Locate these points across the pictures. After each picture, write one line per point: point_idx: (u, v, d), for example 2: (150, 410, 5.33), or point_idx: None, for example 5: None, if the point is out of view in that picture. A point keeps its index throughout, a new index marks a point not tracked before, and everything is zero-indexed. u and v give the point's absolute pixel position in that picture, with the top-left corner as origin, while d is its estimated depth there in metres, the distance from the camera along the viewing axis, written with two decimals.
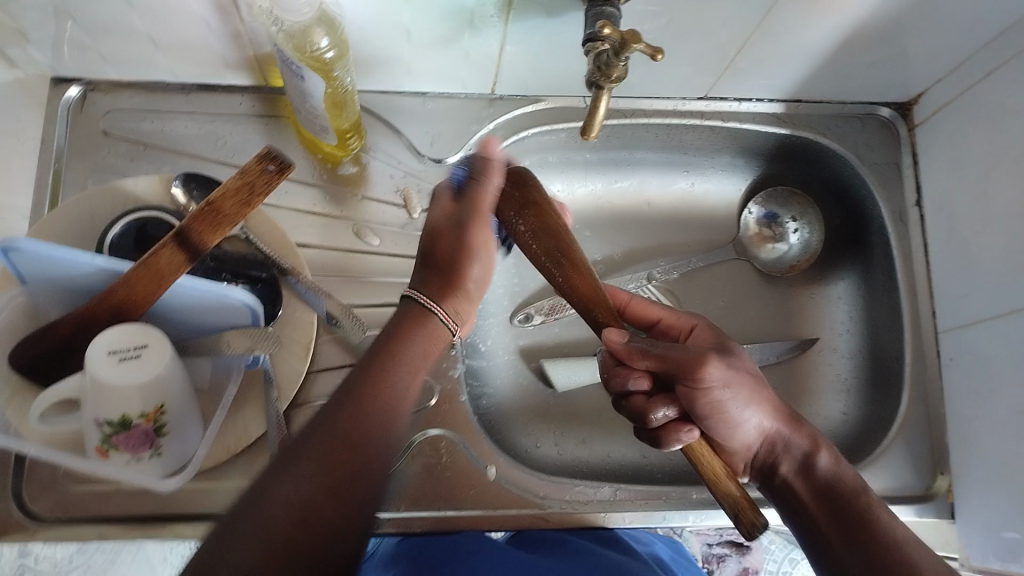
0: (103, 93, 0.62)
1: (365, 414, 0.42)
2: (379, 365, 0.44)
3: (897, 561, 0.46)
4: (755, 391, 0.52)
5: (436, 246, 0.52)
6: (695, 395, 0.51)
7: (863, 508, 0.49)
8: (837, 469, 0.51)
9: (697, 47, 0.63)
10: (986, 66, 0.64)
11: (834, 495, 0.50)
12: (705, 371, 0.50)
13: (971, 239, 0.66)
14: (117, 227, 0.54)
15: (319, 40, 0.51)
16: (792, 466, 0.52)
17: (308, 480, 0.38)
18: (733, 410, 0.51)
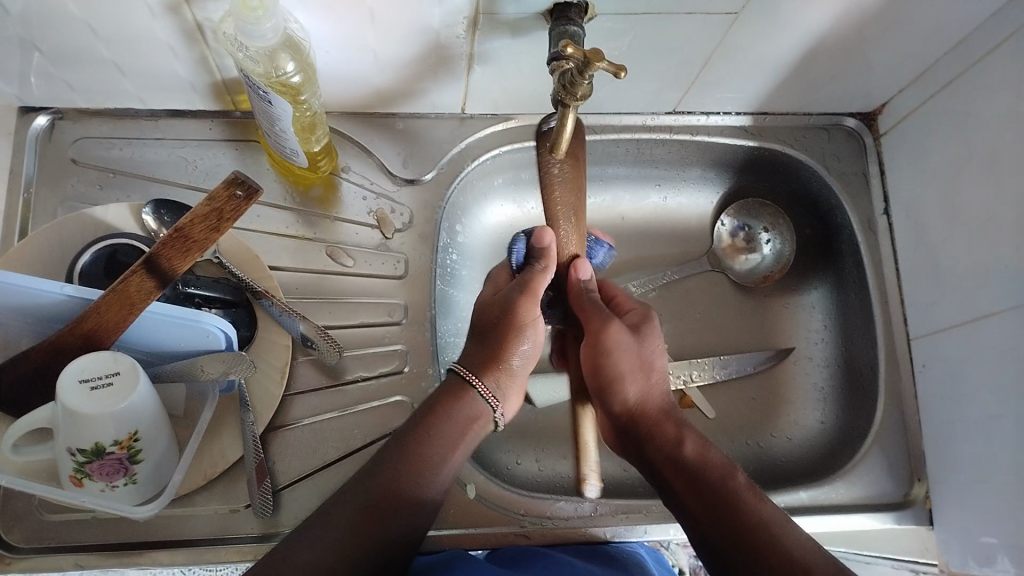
0: (72, 121, 0.63)
1: (391, 481, 0.48)
2: (424, 427, 0.52)
3: (760, 540, 0.47)
4: (643, 369, 0.56)
5: (490, 316, 0.57)
6: (595, 355, 0.56)
7: (728, 490, 0.50)
8: (704, 455, 0.53)
9: (662, 63, 0.64)
10: (947, 75, 0.65)
11: (702, 478, 0.51)
12: (608, 330, 0.56)
13: (938, 245, 0.67)
14: (88, 254, 0.54)
15: (285, 63, 0.52)
16: (665, 454, 0.53)
17: (342, 527, 0.46)
18: (622, 380, 0.55)
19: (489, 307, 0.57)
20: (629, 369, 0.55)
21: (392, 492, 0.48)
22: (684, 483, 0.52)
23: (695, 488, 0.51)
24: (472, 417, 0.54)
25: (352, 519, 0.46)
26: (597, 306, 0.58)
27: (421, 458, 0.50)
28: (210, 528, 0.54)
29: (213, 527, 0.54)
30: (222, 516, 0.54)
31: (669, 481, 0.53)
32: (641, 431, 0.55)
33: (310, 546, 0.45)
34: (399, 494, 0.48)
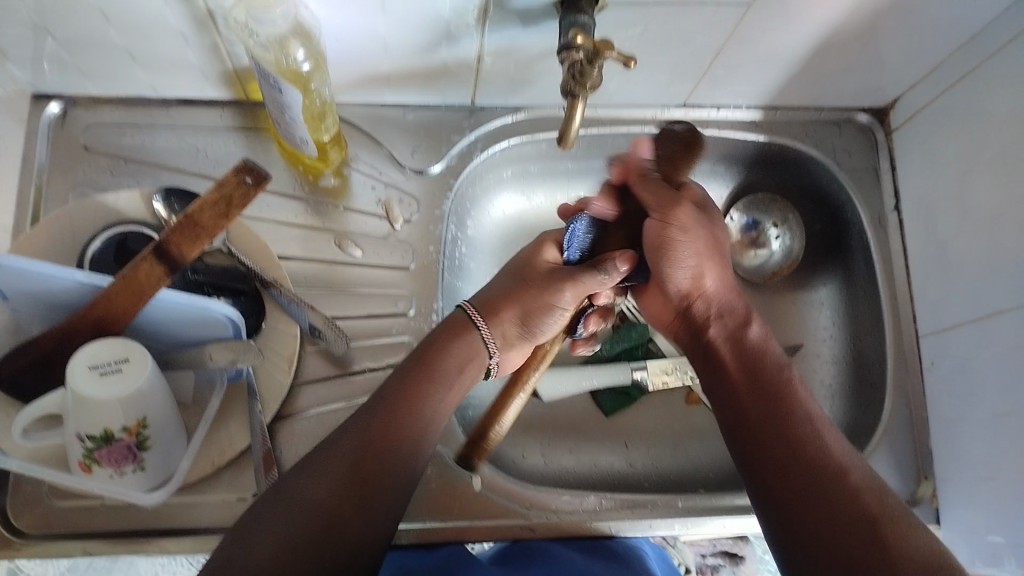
0: (84, 108, 0.62)
1: (368, 443, 0.47)
2: (402, 380, 0.52)
3: (808, 445, 0.49)
4: (711, 257, 0.59)
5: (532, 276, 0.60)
6: (656, 232, 0.57)
7: (784, 381, 0.54)
8: (766, 342, 0.57)
9: (673, 54, 0.63)
10: (959, 70, 0.65)
11: (754, 359, 0.56)
12: (682, 212, 0.56)
13: (948, 242, 0.67)
14: (98, 242, 0.55)
15: (295, 51, 0.52)
16: (723, 332, 0.58)
17: (331, 484, 0.45)
18: (681, 252, 0.58)
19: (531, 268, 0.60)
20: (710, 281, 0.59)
21: (380, 451, 0.47)
22: (738, 366, 0.56)
23: (751, 380, 0.54)
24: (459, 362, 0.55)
25: (337, 472, 0.46)
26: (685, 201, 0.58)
27: (413, 414, 0.50)
28: (216, 517, 0.54)
29: (219, 515, 0.54)
30: (229, 504, 0.54)
31: (722, 358, 0.58)
32: (698, 312, 0.60)
33: (300, 501, 0.44)
34: (389, 456, 0.47)
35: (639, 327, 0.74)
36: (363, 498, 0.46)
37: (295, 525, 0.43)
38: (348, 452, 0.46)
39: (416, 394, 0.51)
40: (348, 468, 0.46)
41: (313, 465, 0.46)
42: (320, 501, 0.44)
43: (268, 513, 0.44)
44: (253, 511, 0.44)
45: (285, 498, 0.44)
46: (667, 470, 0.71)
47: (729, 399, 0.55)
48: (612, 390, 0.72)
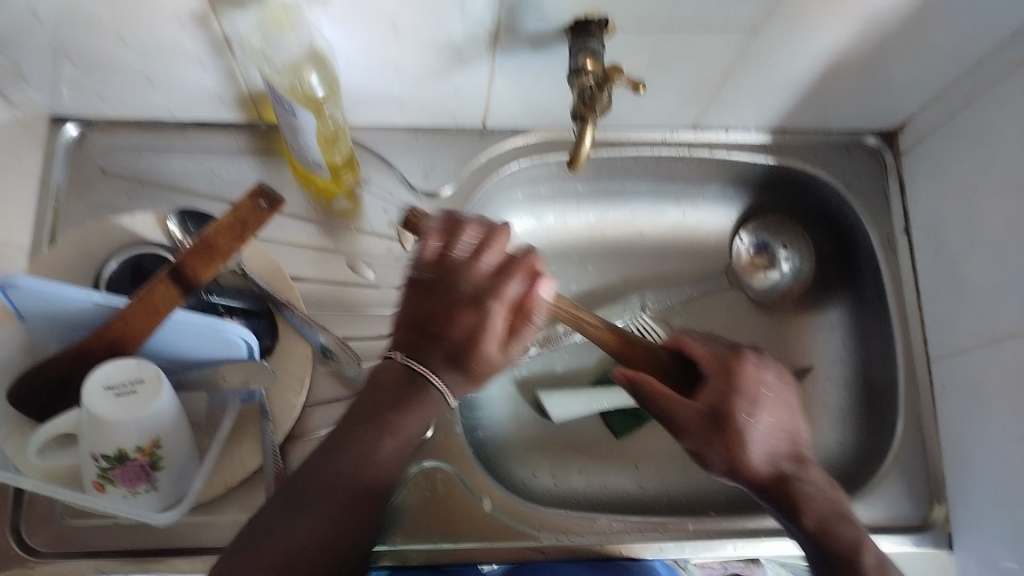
0: (101, 131, 0.64)
1: (347, 491, 0.46)
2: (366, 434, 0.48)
3: None
4: (757, 400, 0.55)
5: (437, 320, 0.49)
6: (712, 410, 0.54)
7: (858, 570, 0.49)
8: (840, 518, 0.52)
9: (682, 78, 0.64)
10: (967, 94, 0.65)
11: (840, 547, 0.50)
12: (739, 396, 0.54)
13: (958, 263, 0.67)
14: (115, 263, 0.55)
15: (309, 76, 0.53)
16: (813, 517, 0.52)
17: (297, 528, 0.45)
18: (747, 426, 0.53)
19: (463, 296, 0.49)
20: (759, 453, 0.53)
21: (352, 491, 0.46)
22: (826, 560, 0.51)
23: None
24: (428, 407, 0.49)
25: (315, 529, 0.45)
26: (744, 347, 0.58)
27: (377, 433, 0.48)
28: (227, 536, 0.54)
29: (230, 535, 0.54)
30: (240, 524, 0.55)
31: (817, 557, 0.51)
32: (793, 487, 0.52)
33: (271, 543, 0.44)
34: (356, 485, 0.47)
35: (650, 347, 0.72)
36: (330, 553, 0.45)
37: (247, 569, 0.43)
38: (335, 499, 0.46)
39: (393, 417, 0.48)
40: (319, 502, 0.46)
41: (283, 515, 0.45)
42: (310, 537, 0.45)
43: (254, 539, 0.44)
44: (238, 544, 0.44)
45: (264, 546, 0.44)
46: (677, 492, 0.71)
47: None
48: (621, 411, 0.72)
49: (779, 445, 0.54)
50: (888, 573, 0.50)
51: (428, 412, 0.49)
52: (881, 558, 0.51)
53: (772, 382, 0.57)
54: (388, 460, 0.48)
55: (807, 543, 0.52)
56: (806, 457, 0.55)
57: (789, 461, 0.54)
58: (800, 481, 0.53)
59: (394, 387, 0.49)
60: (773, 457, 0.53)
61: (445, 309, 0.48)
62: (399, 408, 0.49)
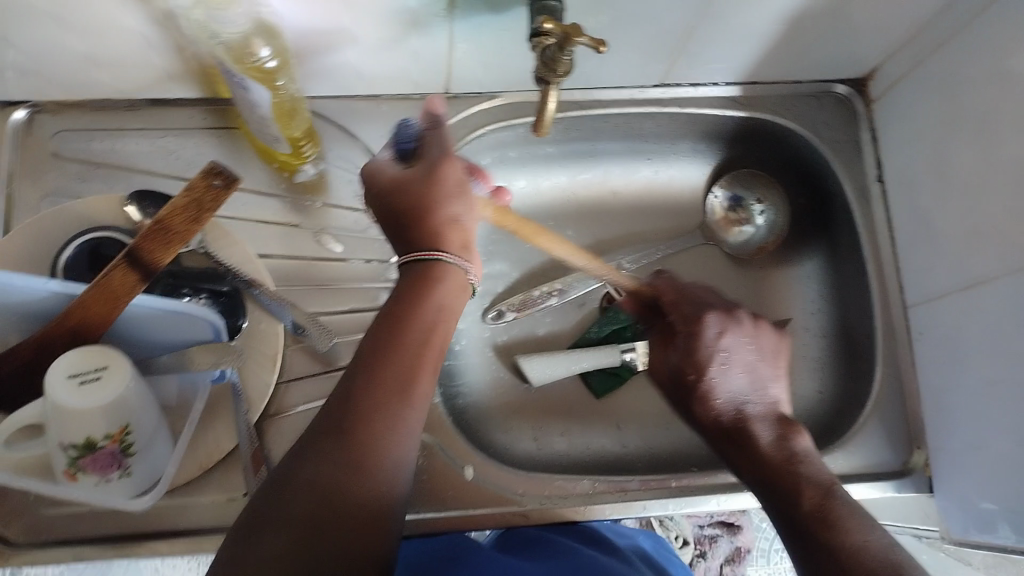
0: (52, 114, 0.62)
1: (362, 416, 0.43)
2: (389, 358, 0.45)
3: (799, 495, 0.48)
4: (728, 361, 0.56)
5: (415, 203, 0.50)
6: (680, 366, 0.57)
7: (804, 487, 0.48)
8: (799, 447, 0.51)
9: (646, 35, 0.63)
10: (937, 38, 0.64)
11: (785, 465, 0.50)
12: (705, 355, 0.56)
13: (932, 210, 0.66)
14: (70, 250, 0.54)
15: (259, 49, 0.51)
16: (774, 442, 0.51)
17: (307, 486, 0.40)
18: (703, 380, 0.55)
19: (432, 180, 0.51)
20: (710, 402, 0.55)
21: (364, 449, 0.42)
22: (763, 476, 0.50)
23: (785, 492, 0.48)
24: (449, 291, 0.49)
25: (345, 460, 0.41)
26: (721, 305, 0.59)
27: (411, 372, 0.45)
28: (205, 518, 0.54)
29: (209, 516, 0.54)
30: (219, 505, 0.55)
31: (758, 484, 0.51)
32: (746, 421, 0.53)
33: (293, 493, 0.40)
34: (375, 448, 0.42)
35: (628, 309, 0.73)
36: (358, 493, 0.41)
37: (264, 538, 0.38)
38: (349, 426, 0.42)
39: (408, 353, 0.46)
40: (345, 448, 0.42)
41: (304, 462, 0.41)
42: (319, 494, 0.40)
43: (267, 503, 0.40)
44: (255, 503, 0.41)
45: (285, 493, 0.40)
46: (660, 450, 0.71)
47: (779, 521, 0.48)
48: (601, 371, 0.72)
49: (735, 398, 0.54)
50: (830, 514, 0.46)
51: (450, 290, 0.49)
52: (825, 502, 0.47)
53: (735, 334, 0.57)
54: (409, 384, 0.45)
55: (754, 475, 0.51)
56: (773, 416, 0.53)
57: (741, 416, 0.54)
58: (754, 434, 0.52)
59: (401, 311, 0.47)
60: (723, 412, 0.54)
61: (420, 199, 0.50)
62: (407, 328, 0.46)
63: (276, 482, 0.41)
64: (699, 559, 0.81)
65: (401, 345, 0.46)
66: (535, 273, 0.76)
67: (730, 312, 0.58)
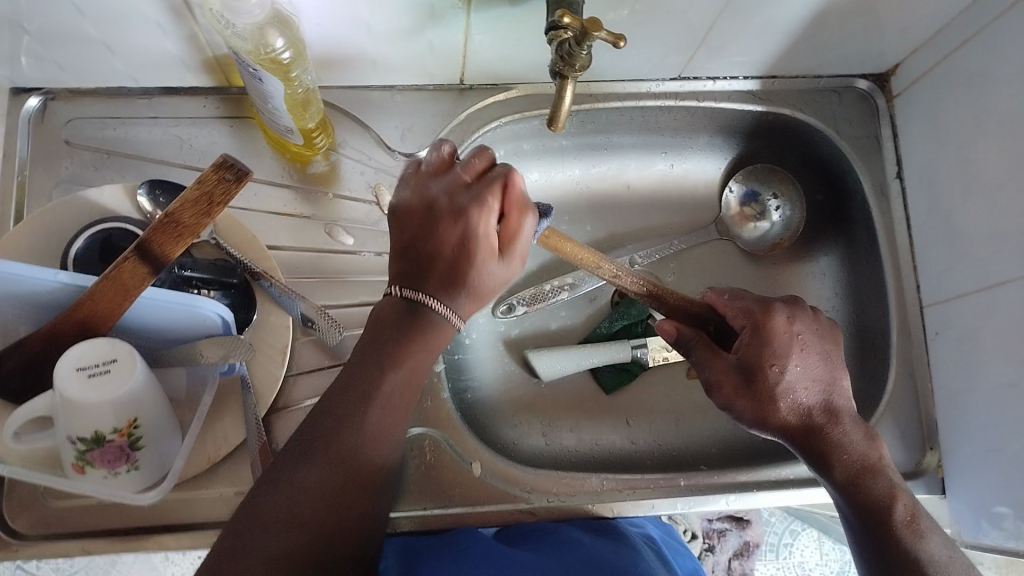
0: (64, 101, 0.61)
1: (366, 441, 0.45)
2: (369, 371, 0.46)
3: (885, 507, 0.50)
4: (802, 353, 0.54)
5: (427, 241, 0.48)
6: (754, 355, 0.53)
7: (888, 499, 0.50)
8: (871, 447, 0.52)
9: (665, 28, 0.61)
10: (962, 34, 0.63)
11: (867, 471, 0.51)
12: (784, 347, 0.53)
13: (952, 210, 0.65)
14: (82, 240, 0.54)
15: (274, 40, 0.50)
16: (854, 444, 0.52)
17: (308, 493, 0.43)
18: (784, 373, 0.53)
19: (482, 244, 0.47)
20: (789, 398, 0.52)
21: (354, 452, 0.44)
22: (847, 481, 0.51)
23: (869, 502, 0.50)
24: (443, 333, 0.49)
25: (340, 471, 0.44)
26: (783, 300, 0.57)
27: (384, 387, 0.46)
28: (214, 511, 0.54)
29: (218, 510, 0.54)
30: (228, 499, 0.55)
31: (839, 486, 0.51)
32: (824, 418, 0.52)
33: (297, 489, 0.42)
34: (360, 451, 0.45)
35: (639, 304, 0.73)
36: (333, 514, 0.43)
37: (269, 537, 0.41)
38: (347, 442, 0.44)
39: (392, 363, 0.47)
40: (339, 465, 0.44)
41: (314, 454, 0.43)
42: (313, 504, 0.42)
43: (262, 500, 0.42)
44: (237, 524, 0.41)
45: (272, 508, 0.42)
46: (670, 448, 0.71)
47: (861, 529, 0.50)
48: (611, 366, 0.71)
49: (813, 395, 0.53)
50: (919, 527, 0.49)
51: (438, 335, 0.48)
52: (914, 511, 0.50)
53: (804, 323, 0.55)
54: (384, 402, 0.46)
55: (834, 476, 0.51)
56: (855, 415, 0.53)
57: (827, 412, 0.53)
58: (836, 430, 0.52)
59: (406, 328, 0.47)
60: (799, 409, 0.52)
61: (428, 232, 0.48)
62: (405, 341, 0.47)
63: (255, 507, 0.42)
64: (708, 553, 0.79)
65: (385, 350, 0.47)
66: (547, 266, 0.75)
67: (794, 304, 0.57)
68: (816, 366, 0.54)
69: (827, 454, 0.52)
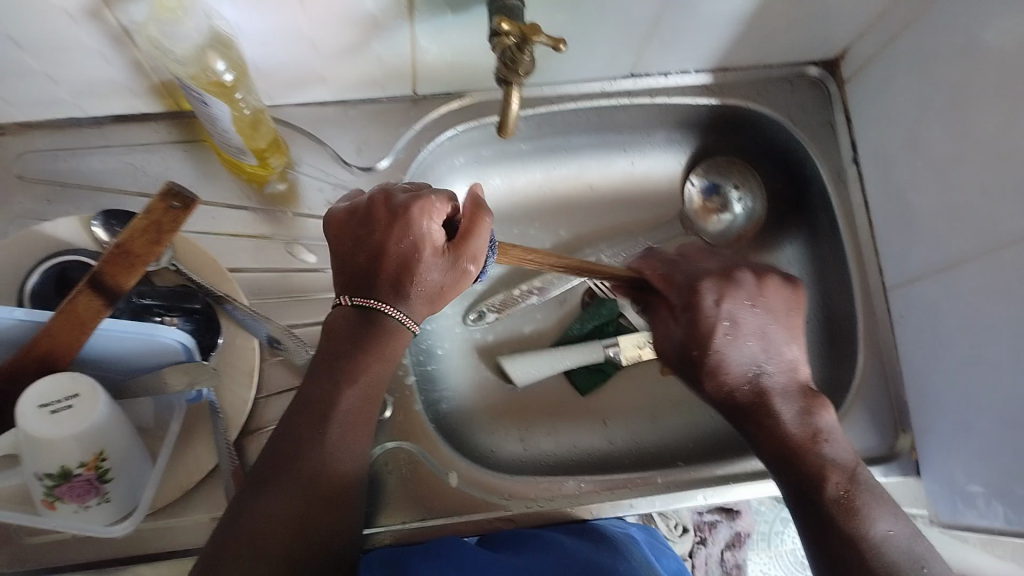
0: (14, 136, 0.61)
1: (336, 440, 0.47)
2: (330, 374, 0.48)
3: (819, 485, 0.50)
4: (739, 324, 0.57)
5: (371, 248, 0.49)
6: (688, 327, 0.58)
7: (822, 477, 0.50)
8: (805, 423, 0.53)
9: (610, 28, 0.62)
10: (905, 16, 0.63)
11: (800, 449, 0.52)
12: (714, 321, 0.57)
13: (909, 191, 0.66)
14: (36, 276, 0.54)
15: (215, 63, 0.50)
16: (787, 420, 0.53)
17: (284, 503, 0.45)
18: (716, 347, 0.56)
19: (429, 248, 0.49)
20: (728, 372, 0.56)
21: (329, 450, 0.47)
22: (779, 455, 0.53)
23: (807, 479, 0.51)
24: (395, 334, 0.49)
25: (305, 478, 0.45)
26: (718, 269, 0.60)
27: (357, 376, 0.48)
28: (190, 539, 0.54)
29: (194, 537, 0.54)
30: (203, 526, 0.54)
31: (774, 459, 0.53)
32: (756, 395, 0.55)
33: (257, 523, 0.44)
34: (336, 451, 0.47)
35: (608, 304, 0.74)
36: (313, 527, 0.45)
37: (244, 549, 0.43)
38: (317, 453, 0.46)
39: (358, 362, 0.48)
40: (306, 476, 0.45)
41: (275, 483, 0.45)
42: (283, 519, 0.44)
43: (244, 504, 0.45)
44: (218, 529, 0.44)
45: (245, 523, 0.44)
46: (647, 445, 0.71)
47: (797, 507, 0.51)
48: (585, 368, 0.72)
49: (755, 367, 0.56)
50: (857, 504, 0.49)
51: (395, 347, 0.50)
52: (849, 487, 0.50)
53: (737, 299, 0.58)
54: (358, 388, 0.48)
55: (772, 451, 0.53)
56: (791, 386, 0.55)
57: (758, 390, 0.55)
58: (772, 404, 0.54)
59: (371, 342, 0.49)
60: (737, 384, 0.56)
61: (376, 237, 0.49)
62: (364, 349, 0.49)
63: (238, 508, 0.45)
64: (699, 545, 0.78)
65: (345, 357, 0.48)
66: (514, 271, 0.76)
67: (732, 269, 0.60)
68: (749, 335, 0.57)
69: (764, 430, 0.53)
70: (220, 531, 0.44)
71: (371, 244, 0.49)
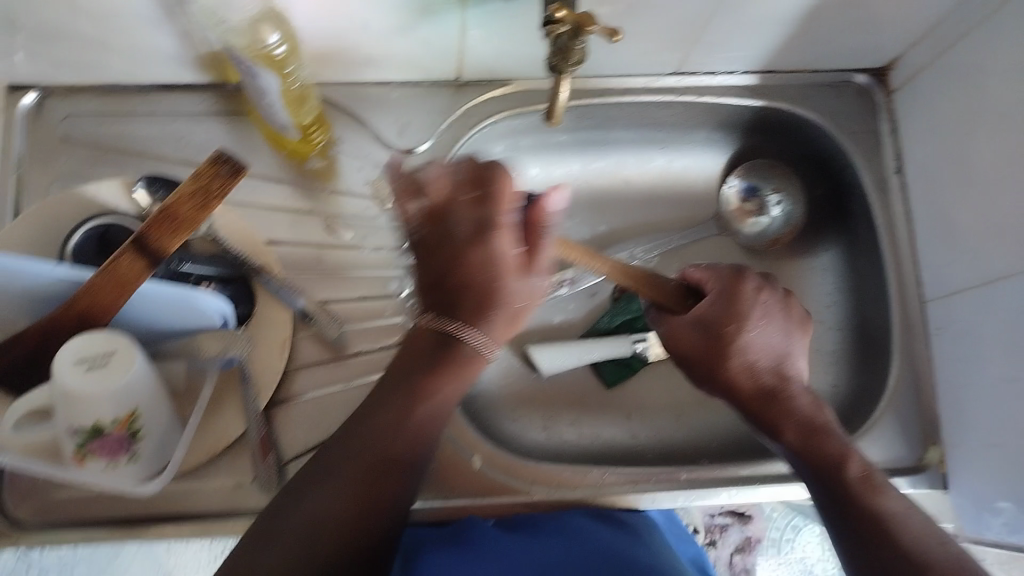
0: (60, 98, 0.62)
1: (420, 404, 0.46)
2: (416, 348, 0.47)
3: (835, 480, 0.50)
4: (757, 319, 0.55)
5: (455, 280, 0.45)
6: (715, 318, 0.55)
7: (843, 479, 0.50)
8: (813, 415, 0.53)
9: (659, 23, 0.62)
10: (959, 28, 0.63)
11: (816, 448, 0.51)
12: (738, 314, 0.55)
13: (953, 204, 0.65)
14: (80, 233, 0.55)
15: (268, 36, 0.51)
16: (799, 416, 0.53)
17: (350, 479, 0.44)
18: (735, 340, 0.54)
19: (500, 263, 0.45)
20: (739, 363, 0.54)
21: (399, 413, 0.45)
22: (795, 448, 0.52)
23: (834, 482, 0.50)
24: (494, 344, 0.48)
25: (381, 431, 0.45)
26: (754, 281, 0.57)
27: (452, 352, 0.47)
28: (214, 502, 0.55)
29: (218, 500, 0.55)
30: (227, 490, 0.55)
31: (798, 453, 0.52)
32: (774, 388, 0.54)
33: (319, 501, 0.43)
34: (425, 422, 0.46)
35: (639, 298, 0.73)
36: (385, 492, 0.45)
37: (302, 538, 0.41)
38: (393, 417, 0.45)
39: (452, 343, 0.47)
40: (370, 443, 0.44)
41: (329, 460, 0.44)
42: (349, 492, 0.43)
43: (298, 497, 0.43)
44: (269, 513, 0.43)
45: (305, 508, 0.42)
46: (669, 441, 0.71)
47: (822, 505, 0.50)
48: (612, 361, 0.72)
49: (770, 364, 0.55)
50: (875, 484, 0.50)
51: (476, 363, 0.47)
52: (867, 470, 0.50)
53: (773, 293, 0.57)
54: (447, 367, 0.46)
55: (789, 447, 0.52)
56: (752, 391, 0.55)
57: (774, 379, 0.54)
58: (784, 400, 0.53)
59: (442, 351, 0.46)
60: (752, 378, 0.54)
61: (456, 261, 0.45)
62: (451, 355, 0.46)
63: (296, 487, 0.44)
64: (710, 548, 0.76)
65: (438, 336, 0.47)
66: None
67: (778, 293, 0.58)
68: (768, 330, 0.55)
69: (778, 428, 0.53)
70: (265, 519, 0.43)
71: (461, 268, 0.45)
